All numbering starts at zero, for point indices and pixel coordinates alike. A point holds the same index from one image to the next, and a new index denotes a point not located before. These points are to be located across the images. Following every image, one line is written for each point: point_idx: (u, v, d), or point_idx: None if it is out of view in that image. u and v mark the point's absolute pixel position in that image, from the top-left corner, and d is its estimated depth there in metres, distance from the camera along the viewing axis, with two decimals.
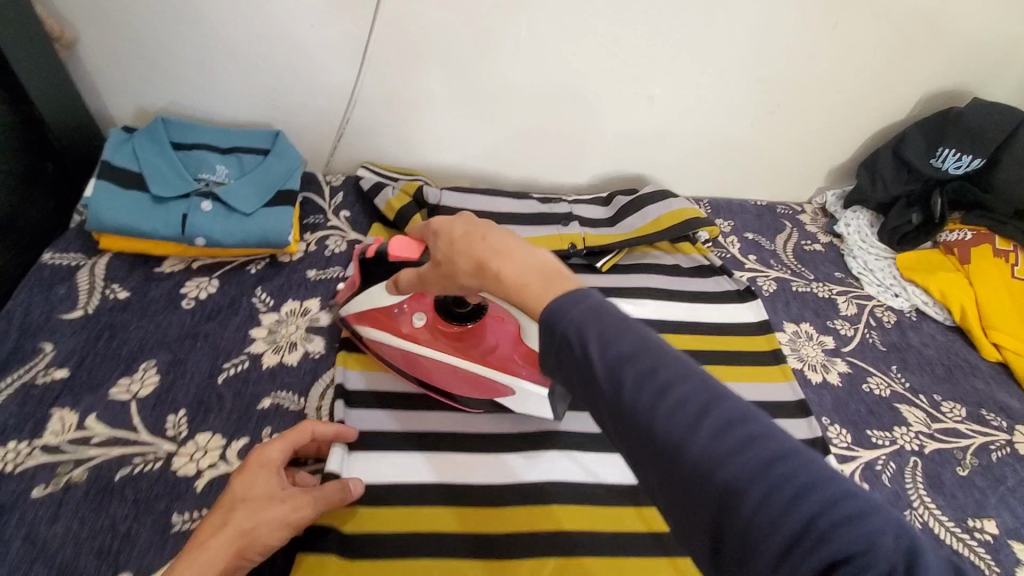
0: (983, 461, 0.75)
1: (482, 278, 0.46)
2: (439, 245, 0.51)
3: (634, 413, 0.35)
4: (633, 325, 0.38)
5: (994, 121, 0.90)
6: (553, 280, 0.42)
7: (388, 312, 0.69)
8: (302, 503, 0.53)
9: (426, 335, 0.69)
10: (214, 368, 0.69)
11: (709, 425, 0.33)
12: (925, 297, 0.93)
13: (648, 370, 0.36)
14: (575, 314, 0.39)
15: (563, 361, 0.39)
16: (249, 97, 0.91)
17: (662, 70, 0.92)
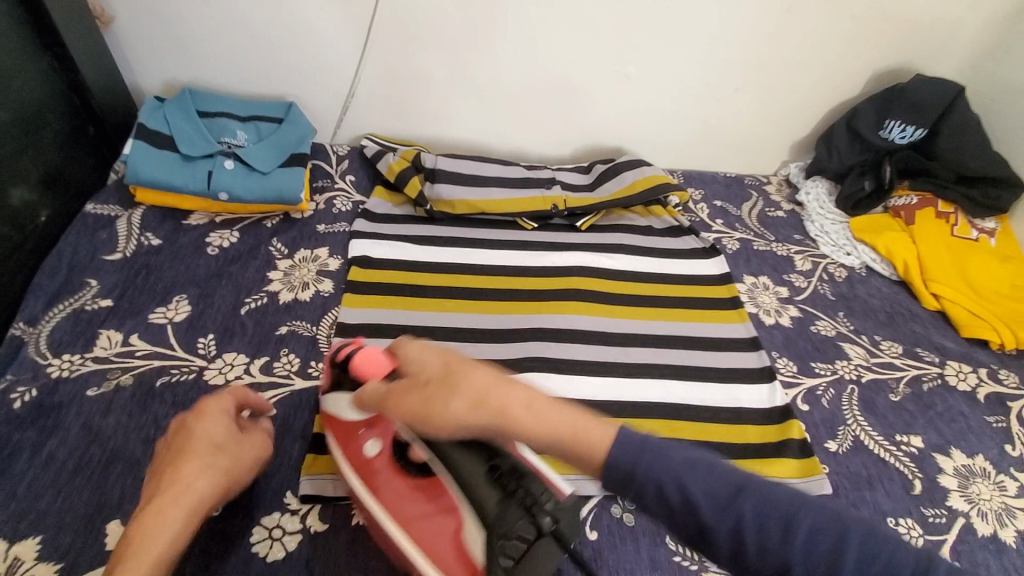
0: (915, 389, 0.84)
1: (493, 416, 0.46)
2: (429, 370, 0.51)
3: (769, 555, 0.40)
4: (719, 459, 0.44)
5: (935, 95, 1.01)
6: (576, 428, 0.46)
7: (351, 430, 0.59)
8: (261, 443, 0.60)
9: (380, 468, 0.57)
10: (237, 301, 0.79)
11: (834, 545, 0.39)
12: (873, 256, 1.03)
13: (760, 504, 0.41)
14: (670, 469, 0.43)
15: (669, 511, 0.42)
16: (265, 73, 1.01)
17: (637, 49, 1.02)
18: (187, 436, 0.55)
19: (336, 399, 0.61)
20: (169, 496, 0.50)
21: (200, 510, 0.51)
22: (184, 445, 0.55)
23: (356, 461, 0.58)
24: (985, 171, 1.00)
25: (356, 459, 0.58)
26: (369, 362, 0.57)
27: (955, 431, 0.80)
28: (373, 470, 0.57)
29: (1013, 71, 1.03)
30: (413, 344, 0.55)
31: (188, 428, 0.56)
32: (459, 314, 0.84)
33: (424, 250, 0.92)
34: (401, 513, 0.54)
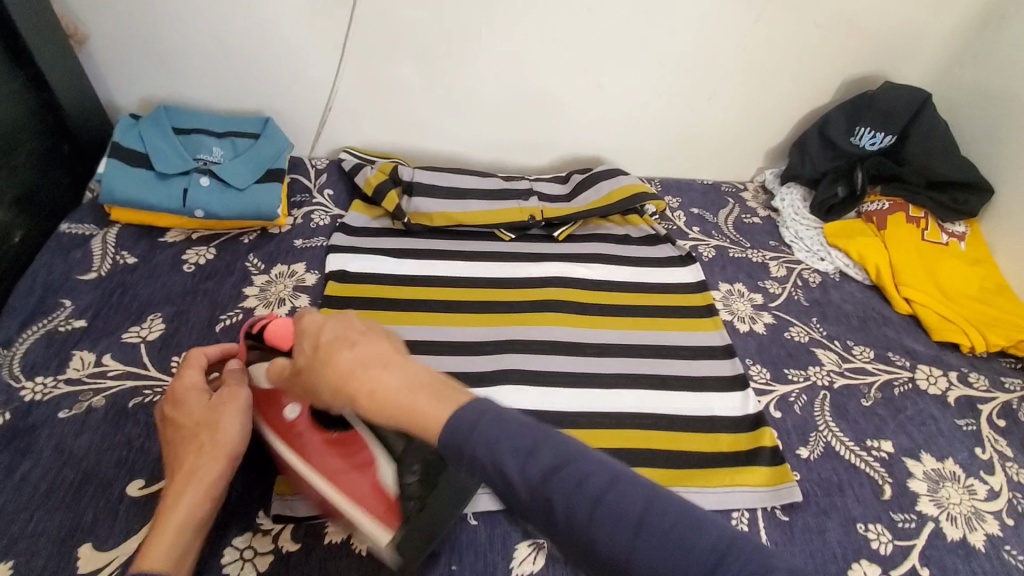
0: (886, 394, 0.85)
1: (351, 399, 0.48)
2: (303, 353, 0.52)
3: (574, 529, 0.40)
4: (551, 435, 0.44)
5: (903, 101, 1.03)
6: (436, 397, 0.46)
7: (267, 400, 0.63)
8: (241, 392, 0.62)
9: (297, 431, 0.61)
10: (212, 319, 0.80)
11: (636, 522, 0.39)
12: (847, 261, 1.04)
13: (575, 481, 0.40)
14: (490, 439, 0.42)
15: (488, 483, 0.43)
16: (241, 88, 1.01)
17: (610, 60, 1.03)
18: (172, 427, 0.60)
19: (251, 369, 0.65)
20: (173, 481, 0.56)
21: (216, 479, 0.57)
22: (172, 436, 0.59)
23: (275, 428, 0.62)
24: (954, 176, 1.02)
25: (275, 426, 0.62)
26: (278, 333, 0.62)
27: (925, 434, 0.81)
28: (293, 434, 0.61)
29: (978, 77, 1.05)
30: (298, 316, 0.56)
31: (169, 417, 0.60)
32: (436, 327, 0.85)
33: (402, 264, 0.92)
34: (323, 468, 0.59)
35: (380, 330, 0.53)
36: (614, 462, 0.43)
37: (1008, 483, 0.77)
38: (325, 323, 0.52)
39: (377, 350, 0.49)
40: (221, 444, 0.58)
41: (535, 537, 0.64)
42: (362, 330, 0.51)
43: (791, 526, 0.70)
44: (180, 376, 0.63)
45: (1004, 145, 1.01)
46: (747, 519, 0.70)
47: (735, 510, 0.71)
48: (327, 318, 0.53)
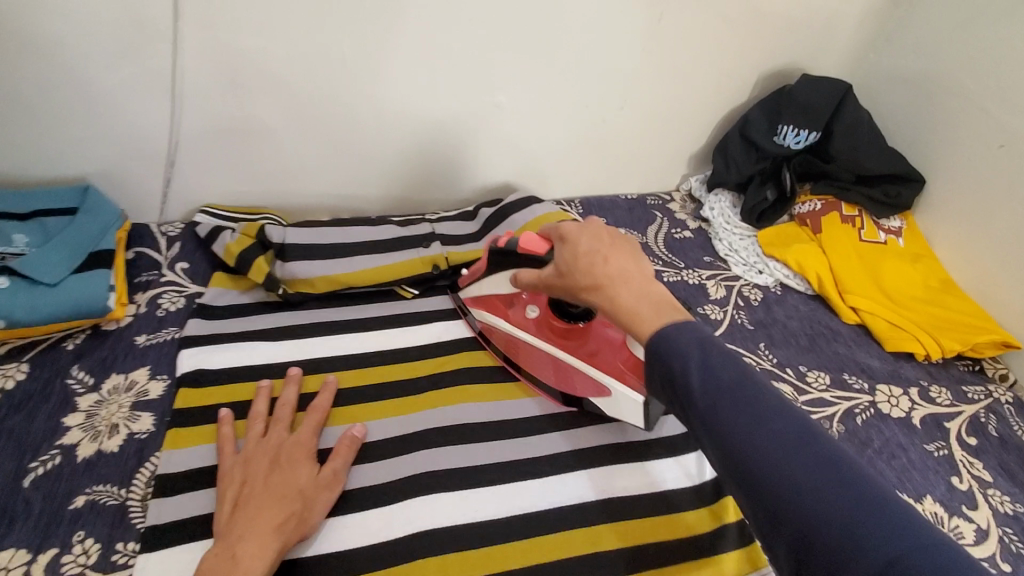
0: (849, 426, 0.76)
1: (596, 296, 0.52)
2: (562, 257, 0.57)
3: (729, 441, 0.40)
4: (738, 361, 0.44)
5: (823, 95, 0.96)
6: (667, 312, 0.47)
7: (507, 303, 0.78)
8: (338, 486, 0.61)
9: (534, 326, 0.76)
10: (17, 470, 0.60)
11: (793, 452, 0.39)
12: (786, 272, 0.96)
13: (745, 399, 0.41)
14: (680, 346, 0.44)
15: (663, 378, 0.45)
16: (51, 151, 0.81)
17: (506, 77, 0.92)
18: (279, 477, 0.58)
19: (492, 277, 0.75)
20: (258, 526, 0.53)
21: (281, 548, 0.54)
22: (274, 483, 0.57)
23: (518, 323, 0.77)
24: (883, 170, 0.95)
25: (518, 323, 0.77)
26: (529, 244, 0.67)
27: (898, 470, 0.72)
28: (534, 328, 0.76)
29: (895, 61, 0.99)
30: (561, 227, 0.60)
31: (278, 466, 0.59)
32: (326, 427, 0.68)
33: (279, 348, 0.75)
34: (569, 351, 0.73)
35: (629, 246, 0.55)
36: (791, 402, 0.42)
37: (992, 516, 0.69)
38: (582, 233, 0.57)
39: (627, 265, 0.52)
40: (306, 521, 0.57)
41: None
42: (614, 245, 0.55)
43: None
44: (303, 434, 0.63)
45: (930, 132, 0.95)
46: None
47: None
48: (581, 230, 0.57)
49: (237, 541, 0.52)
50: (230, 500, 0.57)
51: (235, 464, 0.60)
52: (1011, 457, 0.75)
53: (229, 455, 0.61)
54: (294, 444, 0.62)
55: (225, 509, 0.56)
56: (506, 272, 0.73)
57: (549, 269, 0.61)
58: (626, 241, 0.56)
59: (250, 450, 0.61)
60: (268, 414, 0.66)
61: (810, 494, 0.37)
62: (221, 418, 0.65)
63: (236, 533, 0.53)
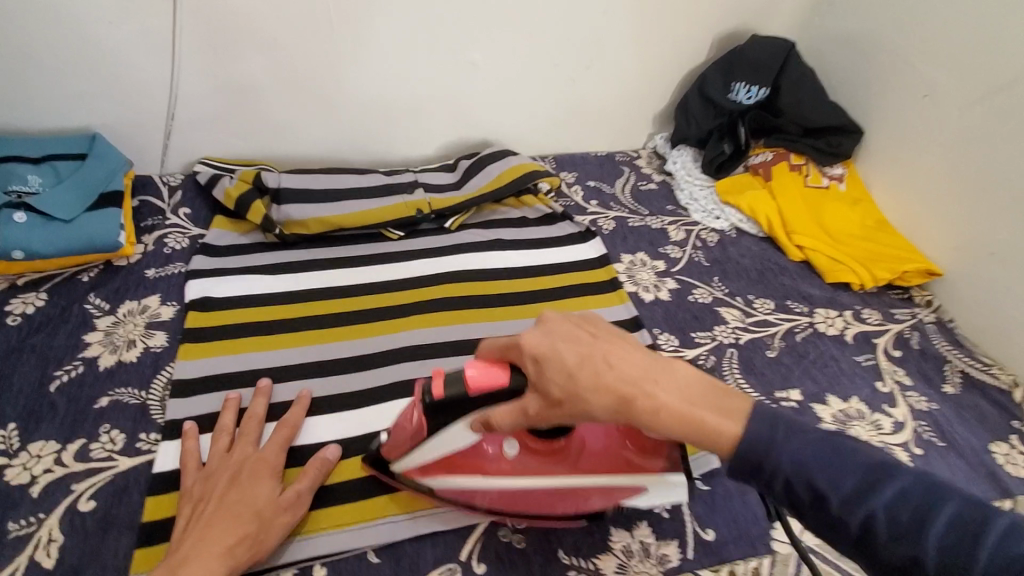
0: (789, 342, 0.86)
1: (628, 413, 0.47)
2: (549, 381, 0.48)
3: (897, 546, 0.39)
4: (854, 446, 0.43)
5: (769, 53, 1.05)
6: (723, 404, 0.47)
7: (462, 453, 0.58)
8: (300, 508, 0.58)
9: (514, 466, 0.58)
10: (45, 378, 0.67)
11: (972, 533, 0.37)
12: (740, 216, 1.05)
13: (890, 496, 0.40)
14: (791, 451, 0.43)
15: (794, 498, 0.43)
16: (59, 106, 0.87)
17: (481, 36, 0.99)
18: (237, 495, 0.55)
19: (440, 435, 0.56)
20: (204, 549, 0.51)
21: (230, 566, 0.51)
22: (230, 500, 0.54)
23: (494, 471, 0.58)
24: (825, 121, 1.05)
25: (493, 470, 0.58)
26: (483, 379, 0.51)
27: (829, 376, 0.82)
28: (515, 466, 0.58)
29: (837, 23, 1.09)
30: (522, 342, 0.50)
31: (238, 484, 0.56)
32: (323, 344, 0.76)
33: (278, 280, 0.83)
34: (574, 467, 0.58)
35: (607, 332, 0.51)
36: (927, 473, 0.41)
37: (908, 412, 0.79)
38: (555, 342, 0.49)
39: (631, 358, 0.48)
40: (259, 544, 0.54)
41: (448, 562, 0.59)
42: (601, 341, 0.49)
43: (713, 495, 0.66)
44: (269, 451, 0.61)
45: (868, 88, 1.05)
46: None
47: None
48: (551, 338, 0.49)
49: (179, 565, 0.50)
50: (187, 515, 0.55)
51: (199, 479, 0.58)
52: (929, 365, 0.86)
53: (191, 470, 0.59)
54: (257, 461, 0.59)
55: (181, 524, 0.55)
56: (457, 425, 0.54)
57: (529, 395, 0.50)
58: (592, 325, 0.51)
59: (207, 467, 0.59)
60: (235, 428, 0.64)
61: None
62: (187, 432, 0.63)
63: (180, 558, 0.50)
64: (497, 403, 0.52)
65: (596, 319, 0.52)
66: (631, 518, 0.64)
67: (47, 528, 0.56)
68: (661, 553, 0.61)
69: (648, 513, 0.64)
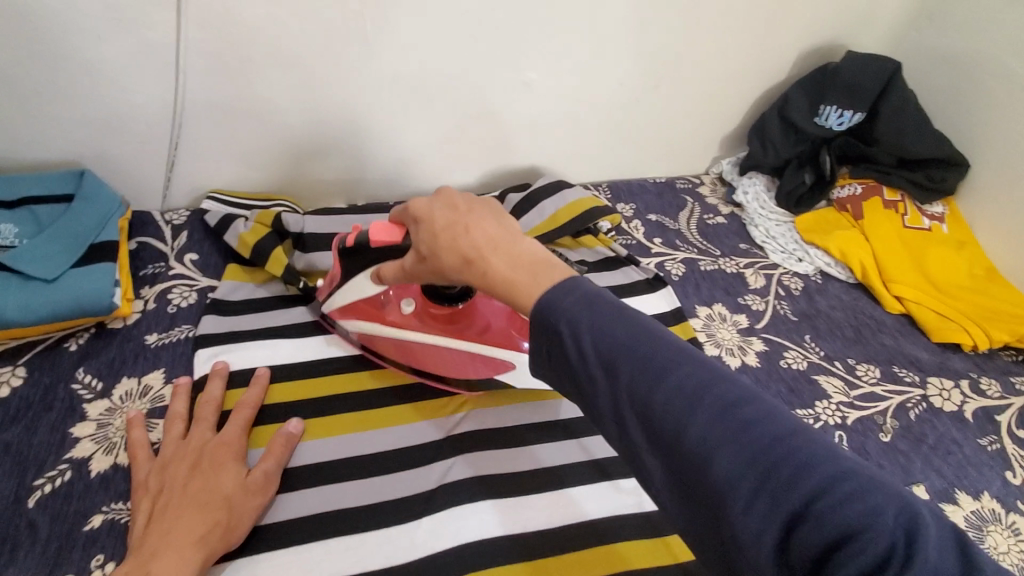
0: (903, 422, 0.73)
1: (470, 273, 0.47)
2: (421, 238, 0.51)
3: (632, 400, 0.37)
4: (636, 318, 0.40)
5: (870, 73, 0.91)
6: (542, 273, 0.44)
7: (373, 303, 0.69)
8: (270, 491, 0.56)
9: (412, 321, 0.68)
10: (22, 487, 0.54)
11: (703, 406, 0.35)
12: (827, 259, 0.92)
13: (643, 358, 0.37)
14: (566, 309, 0.40)
15: (554, 353, 0.41)
16: (41, 132, 0.73)
17: (537, 52, 0.85)
18: (201, 482, 0.52)
19: (353, 279, 0.66)
20: (173, 541, 0.48)
21: (202, 557, 0.48)
22: (197, 489, 0.52)
23: (392, 320, 0.68)
24: (927, 153, 0.91)
25: (392, 319, 0.68)
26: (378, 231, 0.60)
27: (954, 467, 0.70)
28: (413, 322, 0.69)
29: (941, 38, 0.95)
30: (410, 206, 0.53)
31: (201, 471, 0.53)
32: (361, 434, 0.63)
33: (304, 347, 0.70)
34: (458, 332, 0.68)
35: (488, 207, 0.49)
36: (698, 353, 0.38)
37: None
38: (434, 207, 0.51)
39: (490, 230, 0.47)
40: (232, 531, 0.51)
41: None
42: (472, 212, 0.48)
43: None
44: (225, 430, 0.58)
45: (975, 115, 0.91)
46: None
47: None
48: (432, 203, 0.51)
49: (149, 558, 0.47)
50: (146, 510, 0.52)
51: (154, 468, 0.55)
52: None
53: (143, 461, 0.56)
54: (218, 446, 0.56)
55: (142, 519, 0.51)
56: (364, 272, 0.64)
57: (410, 254, 0.55)
58: (484, 199, 0.50)
59: (164, 460, 0.55)
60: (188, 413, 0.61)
61: (724, 449, 0.33)
62: (131, 422, 0.59)
63: (147, 552, 0.47)
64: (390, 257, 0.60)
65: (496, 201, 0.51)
66: None
67: None
68: None
69: None
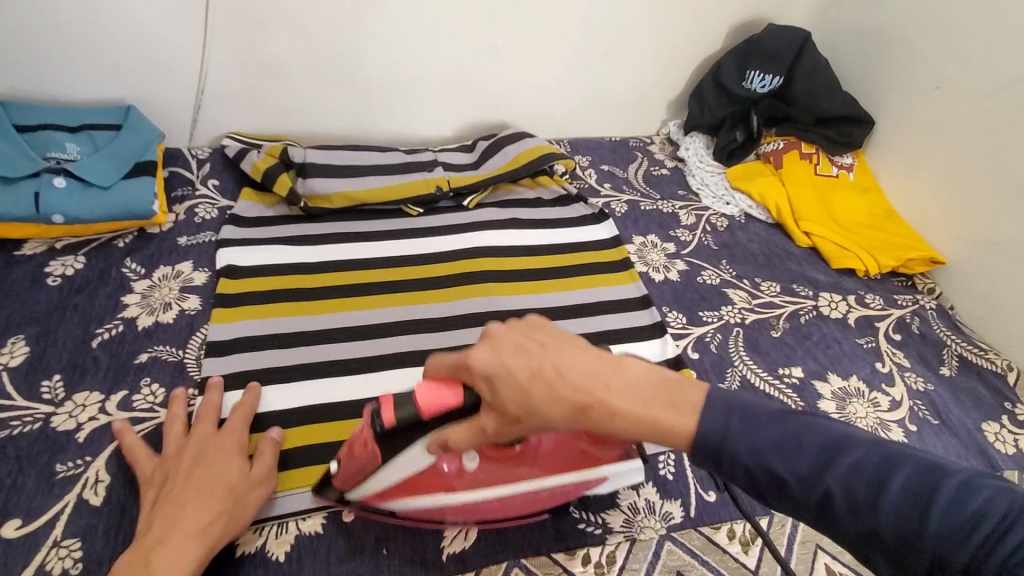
0: (794, 323, 0.89)
1: (586, 416, 0.44)
2: (501, 398, 0.45)
3: (849, 512, 0.40)
4: (805, 421, 0.44)
5: (786, 43, 1.07)
6: (677, 396, 0.46)
7: (426, 474, 0.56)
8: (269, 481, 0.60)
9: (478, 479, 0.56)
10: (87, 334, 0.71)
11: (917, 506, 0.38)
12: (750, 203, 1.08)
13: (847, 470, 0.41)
14: (749, 438, 0.43)
15: (759, 485, 0.44)
16: (94, 78, 0.90)
17: (503, 20, 1.01)
18: (206, 473, 0.55)
19: (397, 457, 0.54)
20: (178, 529, 0.51)
21: (203, 545, 0.51)
22: (198, 481, 0.55)
23: (456, 487, 0.57)
24: (837, 112, 1.07)
25: (455, 485, 0.57)
26: (434, 401, 0.49)
27: (830, 357, 0.85)
28: (480, 480, 0.57)
29: (854, 14, 1.10)
30: (467, 364, 0.46)
31: (202, 464, 0.56)
32: (348, 312, 0.80)
33: (303, 251, 0.87)
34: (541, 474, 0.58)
35: (557, 337, 0.47)
36: (872, 437, 0.42)
37: (906, 391, 0.82)
38: (501, 357, 0.45)
39: (585, 361, 0.45)
40: (235, 520, 0.55)
41: None
42: (550, 351, 0.45)
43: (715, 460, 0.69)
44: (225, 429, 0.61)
45: (881, 79, 1.07)
46: (672, 461, 0.68)
47: (660, 456, 0.69)
48: (496, 354, 0.45)
49: (153, 551, 0.50)
50: (151, 502, 0.55)
51: (160, 463, 0.58)
52: (928, 349, 0.88)
53: (147, 461, 0.59)
54: (218, 441, 0.60)
55: (147, 508, 0.55)
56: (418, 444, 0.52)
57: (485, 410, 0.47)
58: (541, 331, 0.47)
59: (168, 454, 0.59)
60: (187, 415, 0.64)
61: (950, 538, 0.37)
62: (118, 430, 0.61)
63: (152, 543, 0.50)
64: (454, 424, 0.50)
65: (545, 322, 0.48)
66: (638, 480, 0.66)
67: (94, 469, 0.60)
68: (666, 511, 0.65)
69: (652, 475, 0.67)
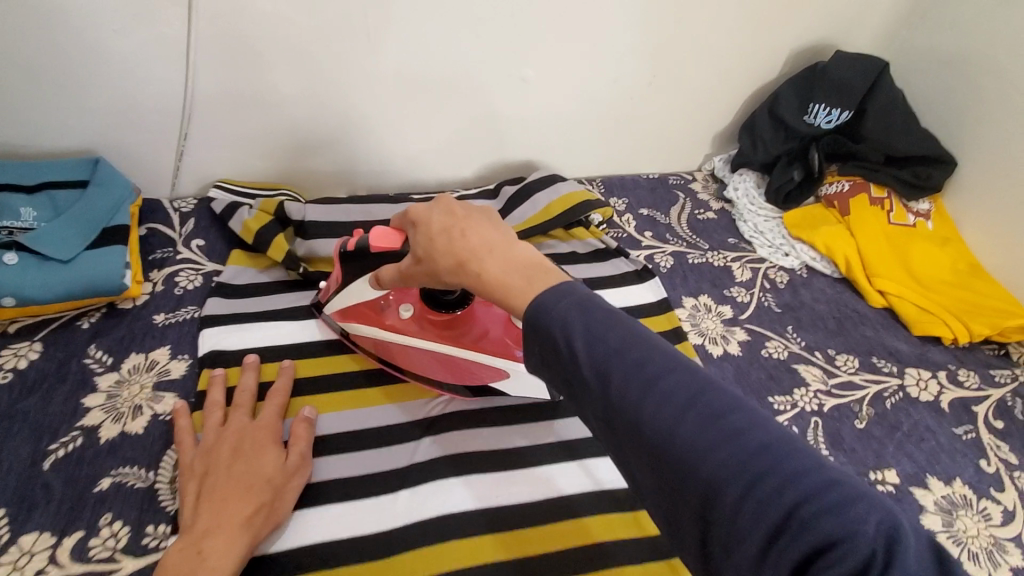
0: (879, 410, 0.76)
1: (462, 276, 0.46)
2: (417, 242, 0.50)
3: (621, 407, 0.36)
4: (627, 322, 0.39)
5: (858, 72, 0.94)
6: (536, 279, 0.43)
7: (371, 305, 0.69)
8: (306, 469, 0.59)
9: (411, 326, 0.69)
10: (37, 452, 0.58)
11: (687, 411, 0.35)
12: (812, 254, 0.94)
13: (635, 363, 0.37)
14: (564, 320, 0.39)
15: (553, 361, 0.40)
16: (59, 123, 0.77)
17: (534, 50, 0.88)
18: (245, 466, 0.54)
19: (352, 284, 0.67)
20: (223, 521, 0.50)
21: (246, 539, 0.50)
22: (240, 473, 0.54)
23: (391, 326, 0.69)
24: (913, 152, 0.94)
25: (390, 325, 0.69)
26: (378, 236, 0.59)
27: (927, 453, 0.72)
28: (411, 327, 0.69)
29: (930, 38, 0.97)
30: (410, 210, 0.53)
31: (241, 455, 0.55)
32: (359, 409, 0.67)
33: (303, 329, 0.73)
34: (458, 343, 0.68)
35: (485, 214, 0.49)
36: (671, 350, 0.38)
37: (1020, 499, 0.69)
38: (432, 210, 0.50)
39: (489, 235, 0.46)
40: (274, 512, 0.54)
41: None
42: (470, 219, 0.47)
43: None
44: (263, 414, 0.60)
45: (962, 113, 0.93)
46: None
47: None
48: (431, 207, 0.50)
49: (203, 537, 0.49)
50: (193, 491, 0.53)
51: (196, 456, 0.56)
52: None
53: (188, 448, 0.57)
54: (257, 430, 0.59)
55: (188, 498, 0.53)
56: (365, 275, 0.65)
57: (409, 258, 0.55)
58: (481, 207, 0.50)
59: (207, 445, 0.57)
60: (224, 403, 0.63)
61: (707, 453, 0.33)
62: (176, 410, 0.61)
63: (201, 529, 0.49)
64: (391, 263, 0.60)
65: (494, 207, 0.51)
66: None
67: None
68: None
69: None
